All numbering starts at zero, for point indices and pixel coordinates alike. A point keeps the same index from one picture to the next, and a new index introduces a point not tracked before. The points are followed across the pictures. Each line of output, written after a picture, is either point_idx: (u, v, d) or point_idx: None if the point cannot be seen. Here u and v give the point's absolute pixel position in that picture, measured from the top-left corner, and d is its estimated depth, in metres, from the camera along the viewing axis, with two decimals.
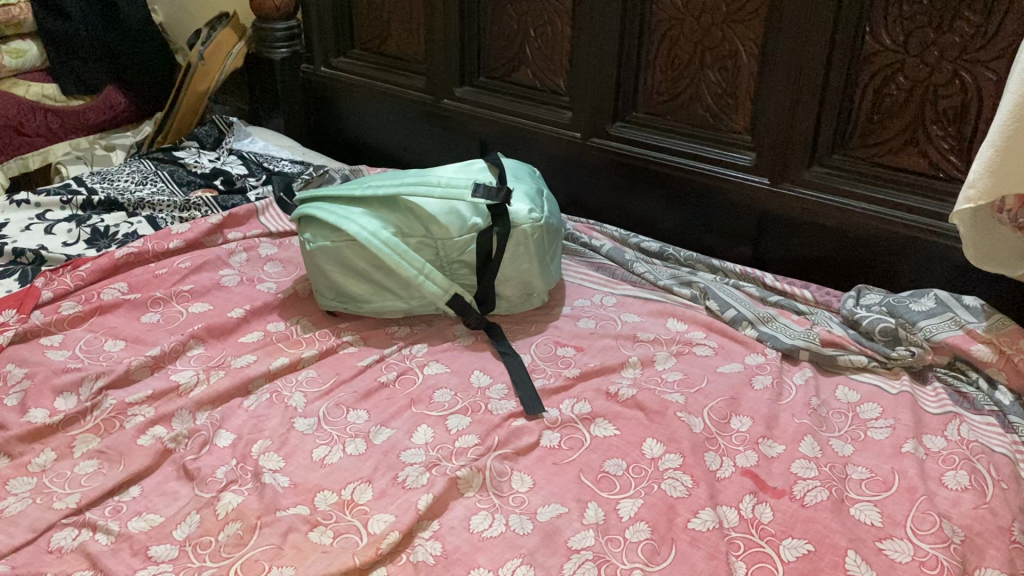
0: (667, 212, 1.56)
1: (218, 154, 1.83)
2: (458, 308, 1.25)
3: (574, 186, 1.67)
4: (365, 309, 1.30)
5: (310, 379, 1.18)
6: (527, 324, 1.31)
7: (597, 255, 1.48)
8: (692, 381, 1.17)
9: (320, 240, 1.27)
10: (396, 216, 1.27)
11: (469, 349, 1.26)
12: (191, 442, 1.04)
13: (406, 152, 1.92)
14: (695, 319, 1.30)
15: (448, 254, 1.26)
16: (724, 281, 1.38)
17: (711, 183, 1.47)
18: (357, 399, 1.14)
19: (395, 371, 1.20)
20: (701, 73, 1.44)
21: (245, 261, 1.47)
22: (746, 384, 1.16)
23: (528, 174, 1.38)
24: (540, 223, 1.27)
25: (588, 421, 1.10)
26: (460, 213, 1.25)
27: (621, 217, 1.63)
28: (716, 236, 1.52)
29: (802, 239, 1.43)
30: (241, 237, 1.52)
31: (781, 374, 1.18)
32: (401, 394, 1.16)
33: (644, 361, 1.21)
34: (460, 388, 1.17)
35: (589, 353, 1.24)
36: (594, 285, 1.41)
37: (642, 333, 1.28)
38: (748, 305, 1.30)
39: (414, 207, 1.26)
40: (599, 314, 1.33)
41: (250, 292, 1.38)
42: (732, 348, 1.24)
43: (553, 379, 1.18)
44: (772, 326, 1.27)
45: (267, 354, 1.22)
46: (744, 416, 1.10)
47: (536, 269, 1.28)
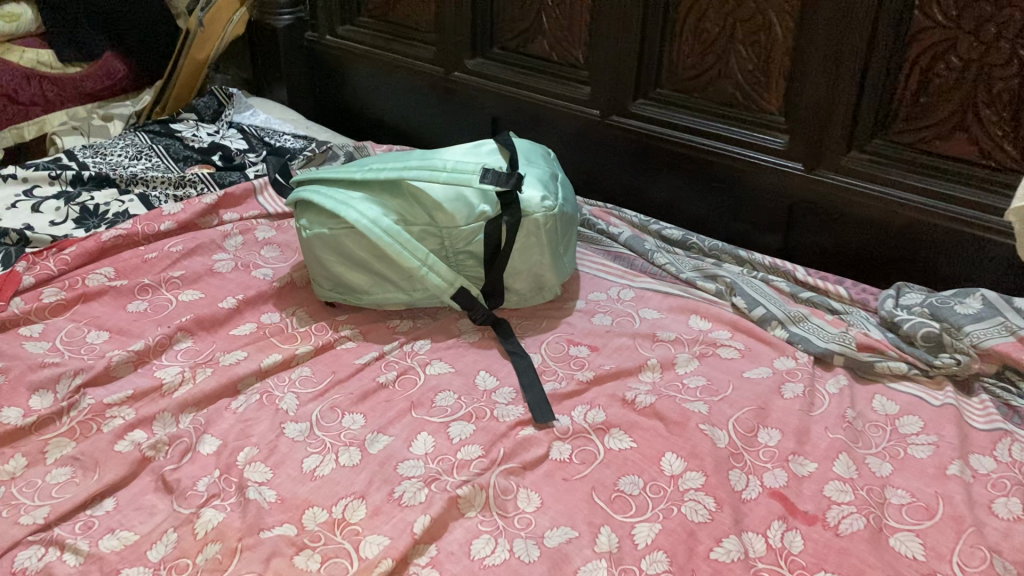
0: (690, 197, 1.46)
1: (216, 127, 1.74)
2: (463, 303, 1.16)
3: (591, 167, 1.56)
4: (365, 301, 1.21)
5: (303, 379, 1.10)
6: (537, 320, 1.22)
7: (615, 243, 1.39)
8: (716, 388, 1.08)
9: (317, 228, 1.18)
10: (398, 202, 1.18)
11: (476, 347, 1.17)
12: (172, 450, 0.97)
13: (413, 127, 1.82)
14: (719, 317, 1.20)
15: (454, 244, 1.17)
16: (750, 275, 1.29)
17: (739, 168, 1.37)
18: (353, 401, 1.06)
19: (395, 370, 1.12)
20: (731, 47, 1.32)
21: (240, 245, 1.38)
22: (774, 392, 1.07)
23: (541, 156, 1.28)
24: (553, 212, 1.17)
25: (602, 431, 1.01)
26: (467, 199, 1.16)
27: (640, 201, 1.53)
28: (743, 223, 1.42)
29: (836, 230, 1.33)
30: (238, 218, 1.44)
31: (813, 381, 1.09)
32: (401, 396, 1.07)
33: (664, 364, 1.12)
34: (464, 390, 1.09)
35: (605, 353, 1.15)
36: (610, 277, 1.32)
37: (661, 331, 1.18)
38: (776, 302, 1.21)
39: (417, 192, 1.17)
40: (616, 309, 1.24)
41: (244, 279, 1.30)
42: (759, 350, 1.15)
43: (565, 383, 1.10)
44: (803, 326, 1.17)
45: (258, 350, 1.13)
46: (772, 429, 1.01)
47: (548, 261, 1.19)
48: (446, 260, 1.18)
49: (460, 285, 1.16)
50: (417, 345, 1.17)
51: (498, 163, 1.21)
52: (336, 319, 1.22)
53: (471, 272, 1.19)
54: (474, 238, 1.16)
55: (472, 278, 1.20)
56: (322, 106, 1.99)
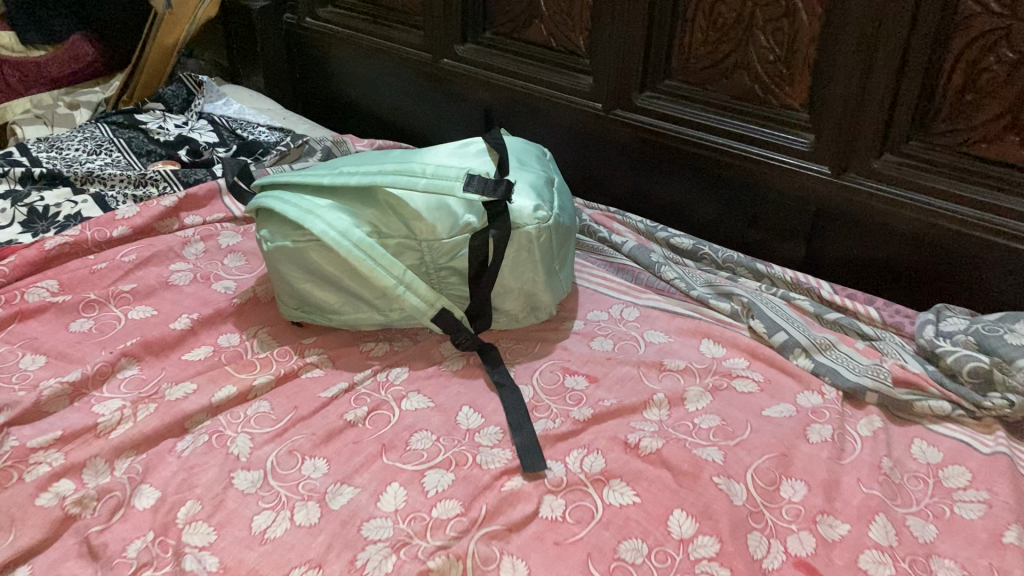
0: (702, 201, 1.32)
1: (185, 118, 1.60)
2: (445, 326, 1.03)
3: (593, 166, 1.42)
4: (336, 322, 1.08)
5: (261, 415, 0.96)
6: (529, 344, 1.09)
7: (618, 253, 1.25)
8: (732, 429, 0.94)
9: (279, 240, 1.04)
10: (371, 212, 1.04)
11: (458, 377, 1.04)
12: (101, 506, 0.83)
13: (400, 118, 1.67)
14: (735, 343, 1.06)
15: (435, 259, 1.03)
16: (769, 292, 1.15)
17: (757, 170, 1.23)
18: (316, 444, 0.92)
19: (366, 405, 0.98)
20: (750, 35, 1.17)
21: (201, 254, 1.24)
22: (798, 435, 0.93)
23: (535, 158, 1.14)
24: (548, 224, 1.03)
25: (601, 483, 0.87)
26: (450, 209, 1.02)
27: (646, 203, 1.39)
28: (760, 232, 1.28)
29: (866, 242, 1.19)
30: (200, 222, 1.30)
31: (842, 422, 0.95)
32: (371, 437, 0.94)
33: (672, 399, 0.99)
34: (444, 430, 0.95)
35: (605, 385, 1.01)
36: (612, 293, 1.18)
37: (668, 359, 1.05)
38: (800, 325, 1.07)
39: (394, 201, 1.03)
40: (618, 332, 1.10)
41: (202, 293, 1.16)
42: (781, 383, 1.01)
43: (559, 421, 0.96)
44: (830, 356, 1.03)
45: (211, 381, 1.00)
46: (797, 481, 0.88)
47: (542, 280, 1.05)
48: (427, 278, 1.05)
49: (441, 306, 1.02)
50: (391, 375, 1.04)
51: (485, 168, 1.07)
52: (303, 341, 1.09)
53: (455, 290, 1.06)
54: (457, 254, 1.02)
55: (455, 297, 1.06)
56: (304, 95, 1.85)
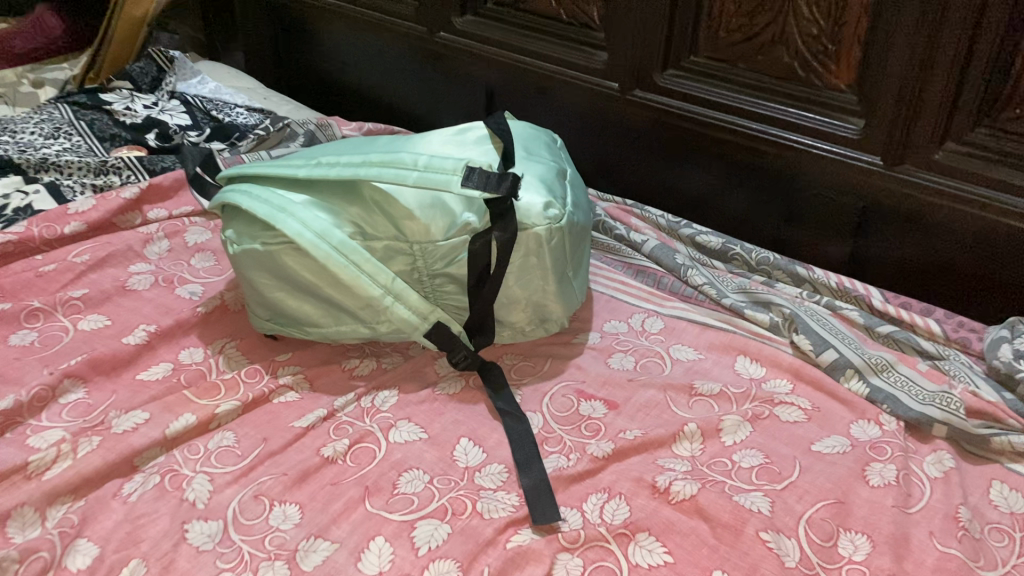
0: (731, 194, 1.17)
1: (155, 98, 1.45)
2: (441, 342, 0.89)
3: (607, 153, 1.27)
4: (316, 335, 0.94)
5: (225, 451, 0.82)
6: (538, 361, 0.96)
7: (637, 253, 1.10)
8: (778, 470, 0.80)
9: (247, 242, 0.89)
10: (354, 209, 0.89)
11: (455, 402, 0.90)
12: (26, 570, 0.69)
13: (392, 97, 1.52)
14: (776, 362, 0.92)
15: (429, 264, 0.88)
16: (811, 299, 1.01)
17: (796, 160, 1.08)
18: (287, 487, 0.79)
19: (348, 437, 0.84)
20: (790, 5, 1.01)
21: (165, 253, 1.10)
22: (856, 477, 0.79)
23: (544, 146, 0.99)
24: (560, 225, 0.89)
25: (625, 538, 0.73)
26: (446, 207, 0.88)
27: (667, 195, 1.24)
28: (798, 229, 1.13)
29: (920, 245, 1.03)
30: (166, 216, 1.15)
31: (906, 460, 0.81)
32: (353, 478, 0.80)
33: (706, 430, 0.85)
34: (439, 470, 0.82)
35: (626, 413, 0.87)
36: (632, 300, 1.04)
37: (699, 381, 0.91)
38: (851, 341, 0.92)
39: (379, 196, 0.88)
40: (640, 348, 0.96)
41: (164, 299, 1.02)
42: (831, 411, 0.87)
43: (574, 459, 0.82)
44: (887, 378, 0.88)
45: (167, 408, 0.86)
46: (857, 534, 0.74)
47: (553, 289, 0.91)
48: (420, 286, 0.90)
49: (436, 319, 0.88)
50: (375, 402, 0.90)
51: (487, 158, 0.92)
52: (279, 357, 0.95)
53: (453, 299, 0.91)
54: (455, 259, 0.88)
55: (453, 308, 0.92)
56: (287, 77, 1.69)
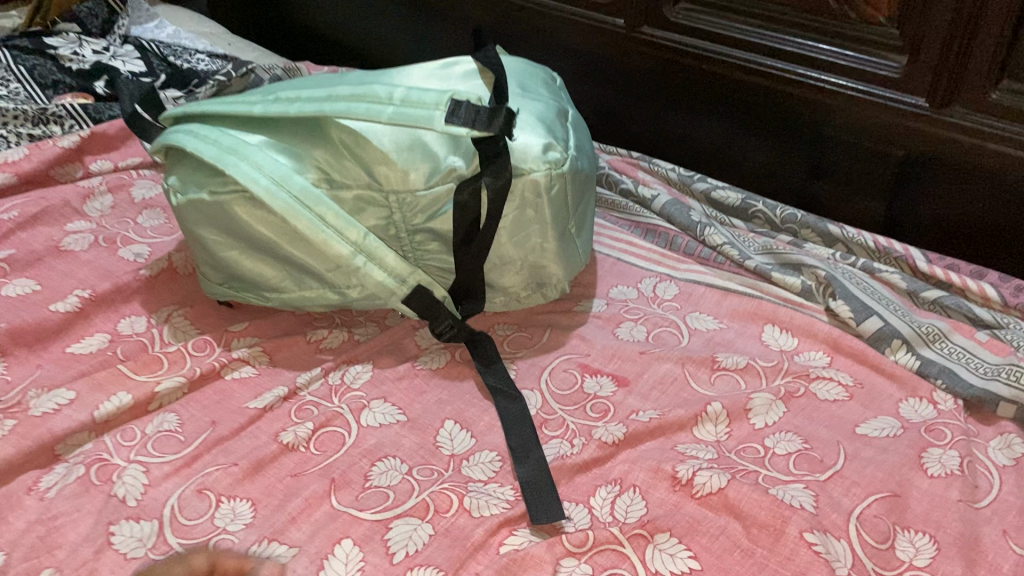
0: (751, 145, 1.04)
1: (107, 43, 1.29)
2: (422, 309, 0.76)
3: (610, 101, 1.14)
4: (277, 301, 0.81)
5: (166, 437, 0.69)
6: (534, 332, 0.83)
7: (645, 211, 0.98)
8: (820, 458, 0.68)
9: (194, 191, 0.76)
10: (319, 150, 0.76)
11: (440, 379, 0.78)
12: None
13: (371, 45, 1.38)
14: (810, 332, 0.80)
15: (407, 216, 0.75)
16: (845, 261, 0.88)
17: (826, 103, 0.95)
18: (238, 480, 0.66)
19: (312, 421, 0.72)
20: None
21: (108, 210, 0.96)
22: (911, 466, 0.67)
23: (542, 83, 0.86)
24: (561, 170, 0.76)
25: (643, 540, 0.61)
26: (427, 149, 0.74)
27: (679, 148, 1.11)
28: (826, 184, 1.00)
29: (969, 199, 0.90)
30: (110, 169, 1.02)
31: (968, 444, 0.69)
32: (318, 469, 0.68)
33: (733, 410, 0.72)
34: (419, 459, 0.69)
35: (638, 391, 0.75)
36: (641, 263, 0.91)
37: (722, 355, 0.78)
38: (896, 307, 0.80)
39: (347, 136, 0.75)
40: (652, 317, 0.84)
41: (103, 261, 0.88)
42: (877, 387, 0.75)
43: (578, 445, 0.70)
44: (941, 350, 0.76)
45: (99, 386, 0.73)
46: (918, 534, 0.62)
47: (553, 246, 0.78)
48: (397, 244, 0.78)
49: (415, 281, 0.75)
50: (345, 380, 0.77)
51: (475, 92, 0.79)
52: (234, 327, 0.82)
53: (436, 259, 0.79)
54: (438, 211, 0.75)
55: (437, 269, 0.79)
56: (254, 16, 1.55)
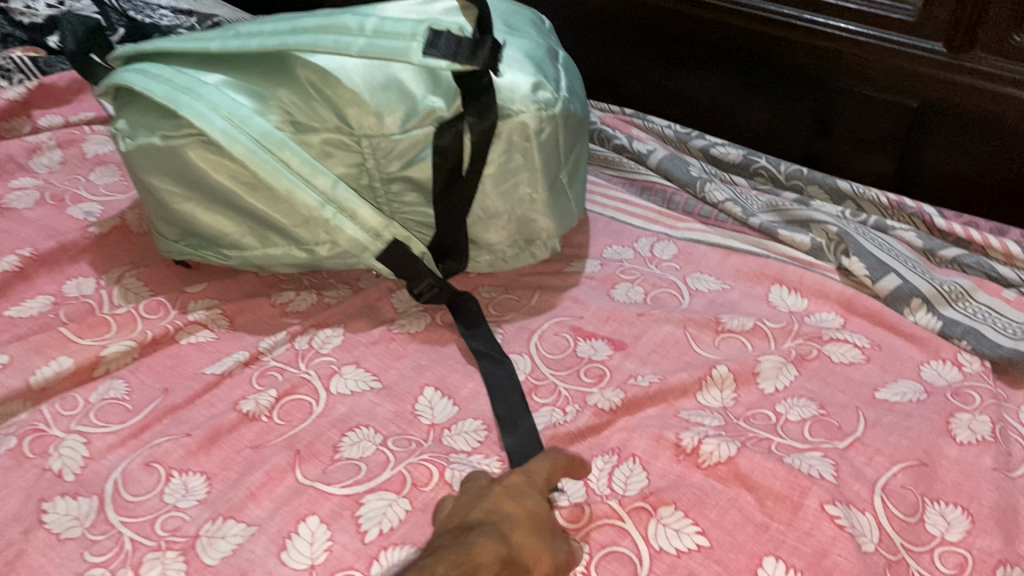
0: (750, 100, 0.97)
1: None
2: (400, 266, 0.68)
3: (601, 55, 1.07)
4: (239, 260, 0.73)
5: (111, 405, 0.62)
6: (521, 293, 0.76)
7: (641, 168, 0.91)
8: (839, 424, 0.61)
9: (144, 135, 0.68)
10: (283, 90, 0.68)
11: (418, 343, 0.71)
12: None
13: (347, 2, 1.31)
14: (822, 292, 0.74)
15: (382, 163, 0.68)
16: (857, 219, 0.82)
17: (836, 52, 0.89)
18: (191, 452, 0.59)
19: (275, 387, 0.65)
20: None
21: (57, 166, 0.88)
22: (939, 432, 0.61)
23: (528, 24, 0.78)
24: (552, 112, 0.69)
25: (645, 514, 0.54)
26: (404, 87, 0.67)
27: (673, 106, 1.04)
28: (832, 141, 0.94)
29: (987, 154, 0.85)
30: (61, 124, 0.93)
31: (999, 409, 0.63)
32: (281, 439, 0.61)
33: (741, 374, 0.66)
34: (394, 428, 0.62)
35: (636, 355, 0.68)
36: (637, 222, 0.85)
37: (727, 316, 0.72)
38: (914, 264, 0.75)
39: (315, 73, 0.67)
40: (649, 278, 0.77)
41: (49, 220, 0.81)
42: (896, 348, 0.69)
43: (571, 412, 0.63)
44: (964, 309, 0.71)
45: (38, 351, 0.65)
46: (950, 506, 0.56)
47: (544, 198, 0.71)
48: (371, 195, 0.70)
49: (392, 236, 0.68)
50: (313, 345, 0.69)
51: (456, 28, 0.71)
52: (192, 289, 0.74)
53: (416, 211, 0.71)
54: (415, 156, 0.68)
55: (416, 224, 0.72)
56: None
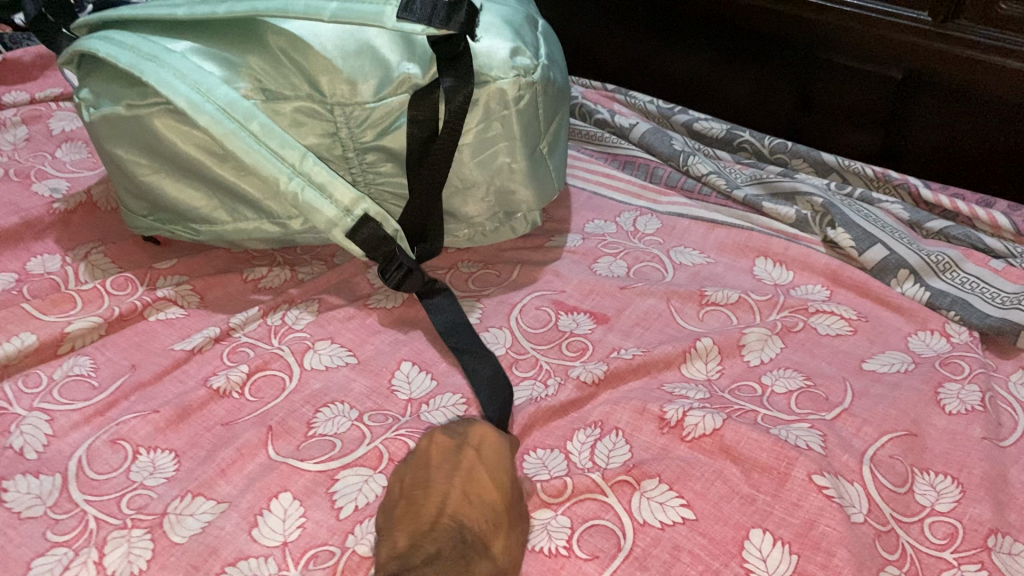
0: (734, 74, 0.96)
1: None
2: (372, 244, 0.64)
3: (582, 30, 1.05)
4: (209, 234, 0.71)
5: (75, 382, 0.60)
6: (500, 268, 0.74)
7: (623, 143, 0.90)
8: (825, 395, 0.60)
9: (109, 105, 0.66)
10: (253, 56, 0.66)
11: (395, 318, 0.69)
12: None
13: None
14: (807, 265, 0.72)
15: (354, 132, 0.66)
16: (842, 192, 0.81)
17: (820, 23, 0.87)
18: (158, 429, 0.57)
19: (247, 363, 0.62)
20: None
21: (22, 142, 0.86)
22: (928, 402, 0.59)
23: None
24: (531, 78, 0.67)
25: (628, 487, 0.53)
26: (377, 54, 0.65)
27: (656, 81, 1.03)
28: (818, 116, 0.93)
29: (972, 125, 0.84)
30: (26, 100, 0.90)
31: (988, 378, 0.62)
32: (253, 415, 0.59)
33: (726, 346, 0.64)
34: (370, 404, 0.60)
35: (619, 328, 0.67)
36: (619, 197, 0.83)
37: (711, 289, 0.70)
38: (901, 235, 0.74)
39: (284, 41, 0.65)
40: (632, 252, 0.76)
41: (13, 197, 0.78)
42: (883, 320, 0.67)
43: (553, 386, 0.62)
44: (952, 279, 0.70)
45: None
46: (938, 476, 0.55)
47: (523, 167, 0.69)
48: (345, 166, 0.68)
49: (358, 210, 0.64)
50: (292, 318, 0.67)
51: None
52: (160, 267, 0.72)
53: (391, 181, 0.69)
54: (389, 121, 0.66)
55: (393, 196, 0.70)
56: None
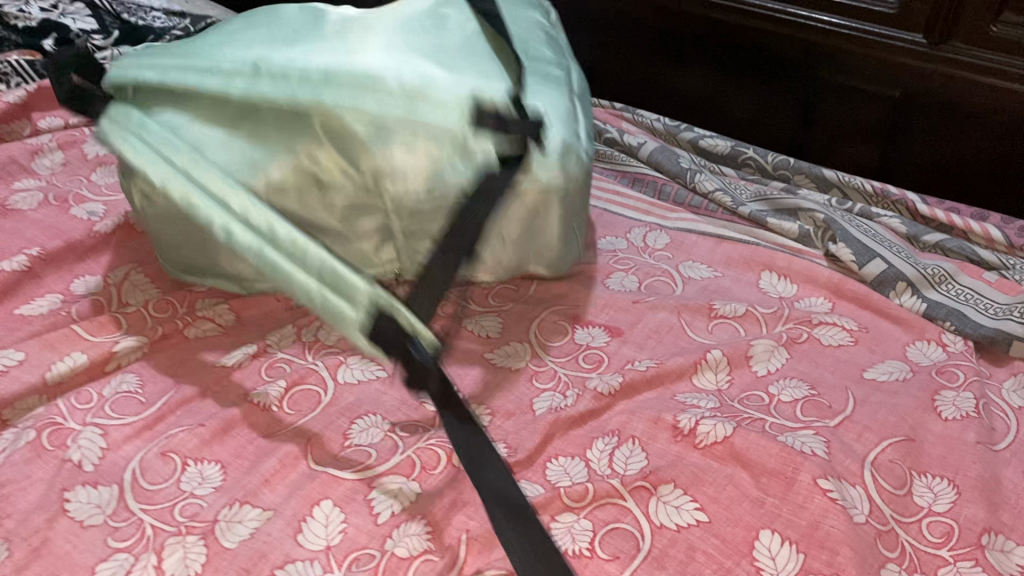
0: (735, 92, 1.00)
1: (56, 1, 1.21)
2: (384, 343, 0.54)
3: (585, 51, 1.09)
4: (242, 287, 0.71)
5: (125, 398, 0.64)
6: (522, 284, 0.78)
7: (633, 160, 0.94)
8: (829, 403, 0.64)
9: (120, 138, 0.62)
10: (286, 119, 0.60)
11: None
12: None
13: None
14: (810, 278, 0.76)
15: (392, 200, 0.61)
16: (842, 207, 0.84)
17: (820, 44, 0.91)
18: (205, 442, 0.61)
19: (284, 378, 0.66)
20: None
21: (59, 167, 0.90)
22: (925, 408, 0.63)
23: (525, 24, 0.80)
24: (575, 172, 0.67)
25: (645, 492, 0.57)
26: (428, 129, 0.59)
27: (659, 100, 1.06)
28: (818, 132, 0.97)
29: (964, 141, 0.88)
30: (61, 126, 0.95)
31: (982, 386, 0.66)
32: (293, 428, 0.63)
33: (735, 357, 0.68)
34: (400, 416, 0.64)
35: (633, 341, 0.71)
36: (630, 214, 0.87)
37: (719, 302, 0.74)
38: (899, 249, 0.78)
39: (322, 103, 0.58)
40: (644, 267, 0.79)
41: (54, 220, 0.82)
42: (883, 330, 0.71)
43: (572, 397, 0.66)
44: (947, 291, 0.74)
45: (52, 347, 0.67)
46: (935, 478, 0.58)
47: (553, 247, 0.71)
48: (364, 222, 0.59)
49: (371, 303, 0.54)
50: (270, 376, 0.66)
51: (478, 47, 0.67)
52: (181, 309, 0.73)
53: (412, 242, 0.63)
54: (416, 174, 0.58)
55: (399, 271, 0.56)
56: None
